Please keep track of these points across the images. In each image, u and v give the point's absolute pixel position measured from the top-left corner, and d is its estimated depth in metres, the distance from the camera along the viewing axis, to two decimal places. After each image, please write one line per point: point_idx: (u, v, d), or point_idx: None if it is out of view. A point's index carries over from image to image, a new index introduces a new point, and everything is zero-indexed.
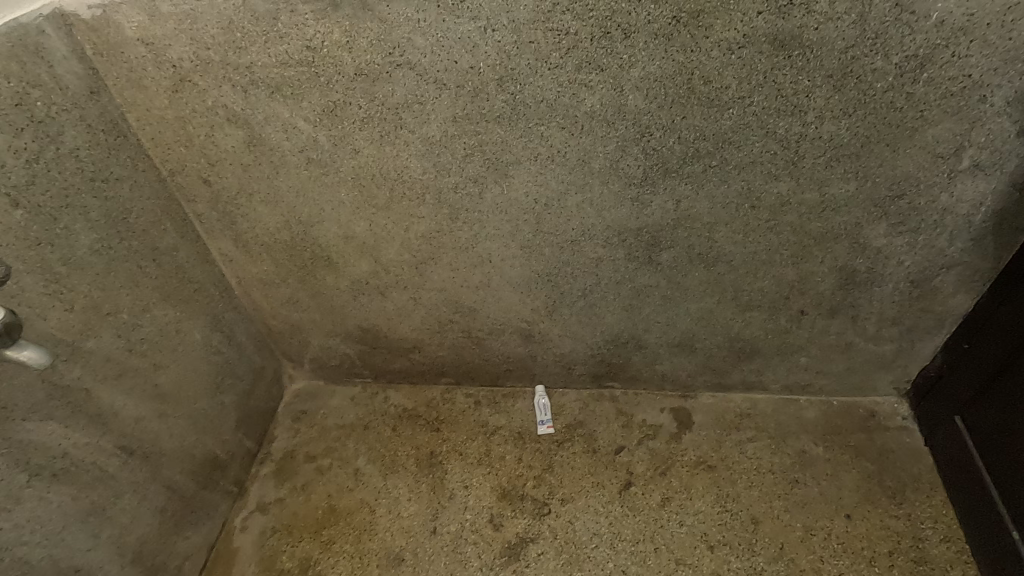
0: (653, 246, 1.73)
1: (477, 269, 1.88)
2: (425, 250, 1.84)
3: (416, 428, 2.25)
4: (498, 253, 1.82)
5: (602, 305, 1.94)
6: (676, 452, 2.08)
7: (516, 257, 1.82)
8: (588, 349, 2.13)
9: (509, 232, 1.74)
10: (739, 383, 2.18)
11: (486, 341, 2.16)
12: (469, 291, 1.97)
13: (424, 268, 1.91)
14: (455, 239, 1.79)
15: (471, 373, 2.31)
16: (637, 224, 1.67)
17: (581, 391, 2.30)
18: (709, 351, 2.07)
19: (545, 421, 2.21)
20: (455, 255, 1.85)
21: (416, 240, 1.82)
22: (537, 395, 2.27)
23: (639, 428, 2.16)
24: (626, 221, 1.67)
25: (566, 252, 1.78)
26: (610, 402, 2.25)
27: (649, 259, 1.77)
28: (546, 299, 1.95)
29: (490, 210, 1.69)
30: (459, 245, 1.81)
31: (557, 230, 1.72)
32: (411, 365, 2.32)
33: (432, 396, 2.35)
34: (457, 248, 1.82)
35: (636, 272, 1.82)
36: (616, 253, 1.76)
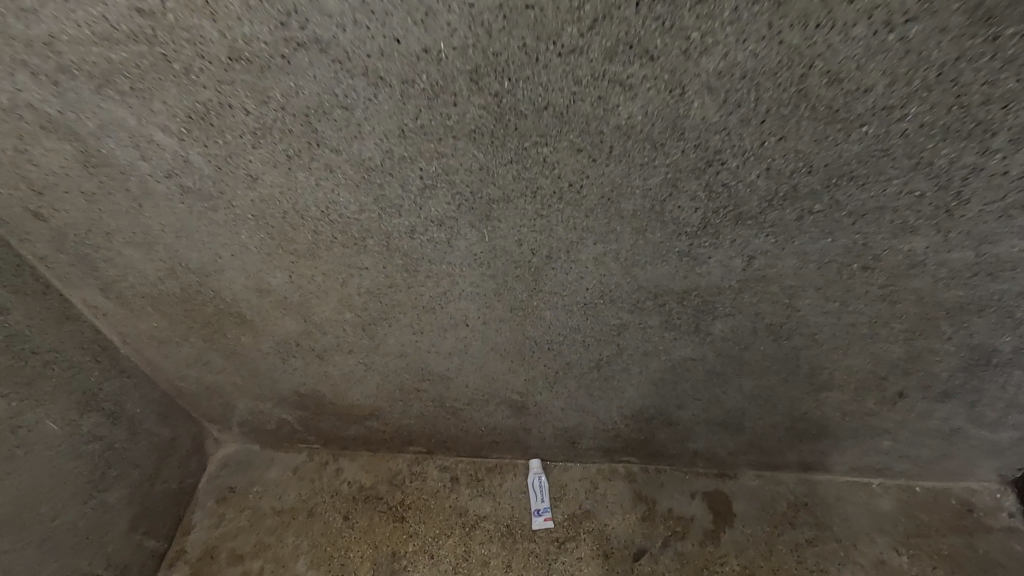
0: (701, 313, 1.19)
1: (449, 333, 1.34)
2: (374, 309, 1.29)
3: (375, 517, 1.74)
4: (477, 315, 1.27)
5: (620, 378, 1.41)
6: (714, 560, 1.58)
7: (503, 321, 1.27)
8: (600, 424, 1.61)
9: (493, 290, 1.19)
10: (793, 465, 1.68)
11: (464, 412, 1.63)
12: (439, 358, 1.43)
13: (374, 329, 1.36)
14: (413, 295, 1.24)
15: (447, 443, 1.79)
16: (682, 286, 1.13)
17: (587, 466, 1.80)
18: (760, 431, 1.56)
19: (542, 510, 1.71)
20: (417, 317, 1.30)
21: (359, 297, 1.27)
22: (532, 476, 1.77)
23: (662, 524, 1.66)
24: (666, 282, 1.12)
25: (575, 317, 1.24)
26: (624, 483, 1.76)
27: (693, 330, 1.23)
28: (543, 369, 1.42)
29: (465, 262, 1.14)
30: (421, 304, 1.26)
31: (563, 289, 1.17)
32: (369, 432, 1.79)
33: (396, 470, 1.85)
34: (419, 308, 1.27)
35: (674, 344, 1.28)
36: (647, 318, 1.22)
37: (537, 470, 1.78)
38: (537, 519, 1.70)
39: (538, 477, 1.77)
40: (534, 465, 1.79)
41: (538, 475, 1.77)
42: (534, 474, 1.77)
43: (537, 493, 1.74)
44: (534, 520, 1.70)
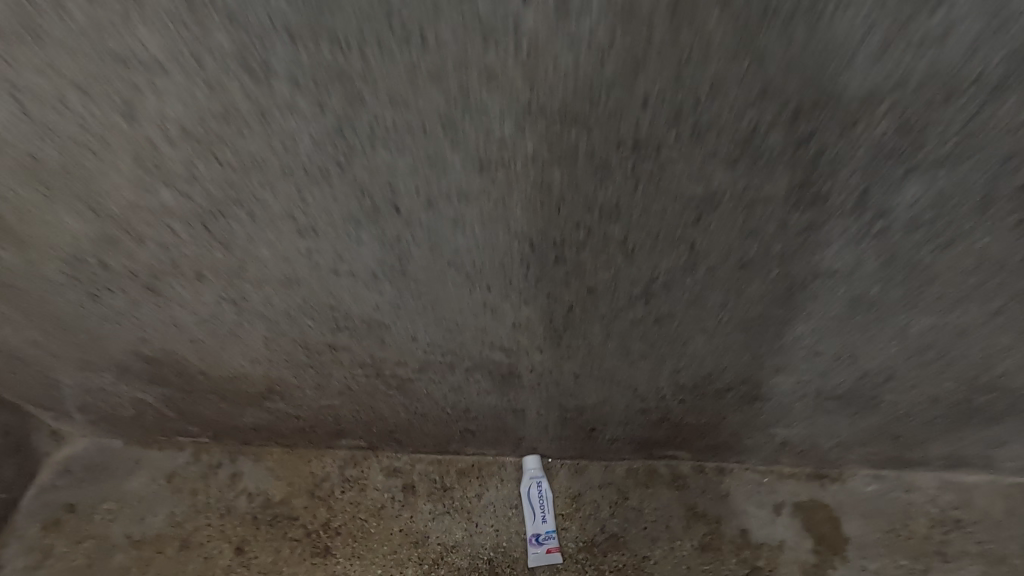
0: (883, 162, 0.56)
1: (368, 231, 0.71)
2: (218, 181, 0.66)
3: (283, 549, 1.13)
4: (417, 185, 0.64)
5: (684, 317, 0.79)
6: None
7: (469, 199, 0.65)
8: (637, 401, 0.99)
9: (444, 116, 0.56)
10: (940, 463, 1.06)
11: (416, 385, 1.00)
12: (359, 286, 0.79)
13: (226, 229, 0.72)
14: (279, 141, 0.60)
15: (395, 433, 1.17)
16: (867, 81, 0.49)
17: (612, 466, 1.17)
18: (906, 411, 0.94)
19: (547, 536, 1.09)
20: (300, 196, 0.66)
21: (172, 148, 0.62)
22: (529, 483, 1.15)
23: (732, 557, 1.05)
24: (832, 75, 0.49)
25: (614, 182, 0.61)
26: (670, 490, 1.13)
27: (851, 207, 0.61)
28: (545, 302, 0.78)
29: (375, 39, 0.49)
30: (302, 165, 0.63)
31: (593, 107, 0.54)
32: (275, 419, 1.16)
33: (322, 475, 1.22)
34: (301, 175, 0.64)
35: (802, 243, 0.65)
36: (762, 180, 0.59)
37: (537, 473, 1.16)
38: (537, 550, 1.08)
39: (538, 484, 1.15)
40: (532, 466, 1.16)
41: (538, 482, 1.15)
42: (532, 479, 1.15)
43: (538, 509, 1.12)
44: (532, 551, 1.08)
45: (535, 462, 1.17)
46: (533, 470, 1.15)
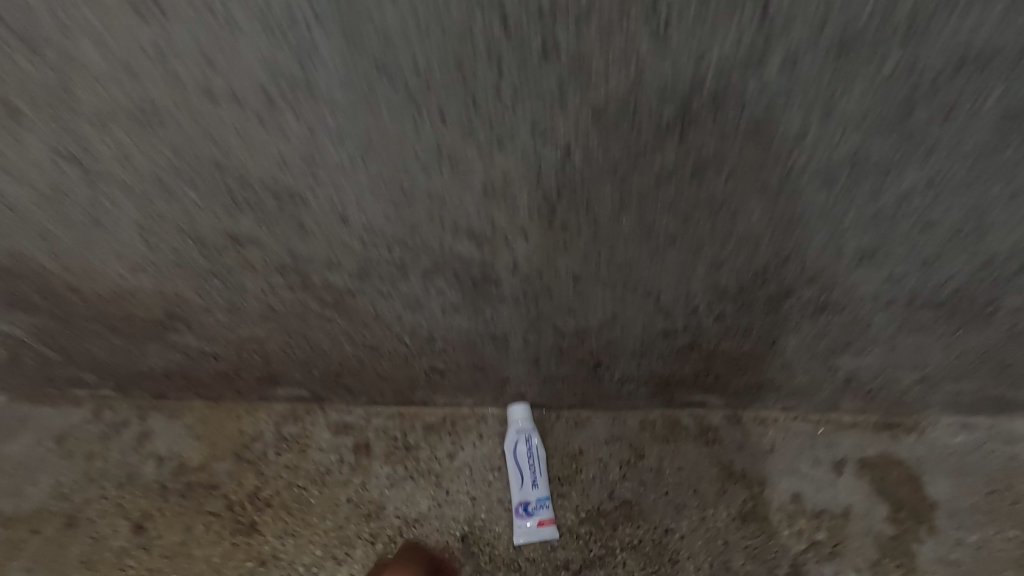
0: None
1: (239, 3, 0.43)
2: None
3: (196, 526, 0.87)
4: None
5: (737, 165, 0.52)
6: None
7: None
8: (657, 319, 0.73)
9: None
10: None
11: (358, 301, 0.74)
12: (247, 125, 0.53)
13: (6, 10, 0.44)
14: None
15: (344, 377, 0.91)
16: None
17: (622, 416, 0.91)
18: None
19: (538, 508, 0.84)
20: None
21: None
22: (515, 440, 0.88)
23: (782, 529, 0.80)
24: None
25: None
26: (698, 446, 0.87)
27: None
28: (529, 143, 0.52)
29: None
30: None
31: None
32: (189, 360, 0.90)
33: (253, 434, 0.96)
34: None
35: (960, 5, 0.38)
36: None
37: (526, 428, 0.89)
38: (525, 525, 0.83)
39: (527, 441, 0.88)
40: (520, 418, 0.89)
41: (528, 439, 0.88)
42: (520, 436, 0.88)
43: (527, 472, 0.86)
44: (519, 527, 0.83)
45: (524, 413, 0.90)
46: (521, 424, 0.88)
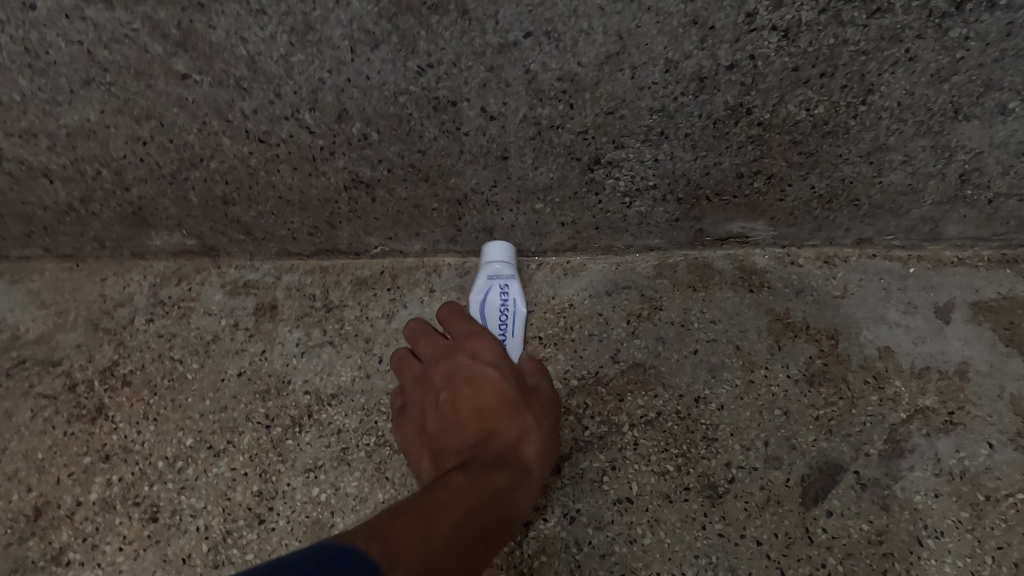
0: None
1: None
2: None
3: (20, 413, 0.60)
4: None
5: None
6: None
7: None
8: (690, 49, 0.46)
9: None
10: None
11: (218, 26, 0.46)
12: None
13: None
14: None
15: (235, 207, 0.63)
16: None
17: (629, 260, 0.64)
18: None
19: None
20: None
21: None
22: (485, 288, 0.61)
23: (869, 395, 0.54)
24: None
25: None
26: (739, 293, 0.61)
27: None
28: None
29: None
30: None
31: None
32: (11, 182, 0.62)
33: (119, 298, 0.68)
34: None
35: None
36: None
37: (503, 274, 0.61)
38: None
39: (502, 291, 0.61)
40: (497, 260, 0.62)
41: (502, 289, 0.61)
42: (492, 283, 0.61)
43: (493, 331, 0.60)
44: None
45: (506, 254, 0.62)
46: (496, 264, 0.60)
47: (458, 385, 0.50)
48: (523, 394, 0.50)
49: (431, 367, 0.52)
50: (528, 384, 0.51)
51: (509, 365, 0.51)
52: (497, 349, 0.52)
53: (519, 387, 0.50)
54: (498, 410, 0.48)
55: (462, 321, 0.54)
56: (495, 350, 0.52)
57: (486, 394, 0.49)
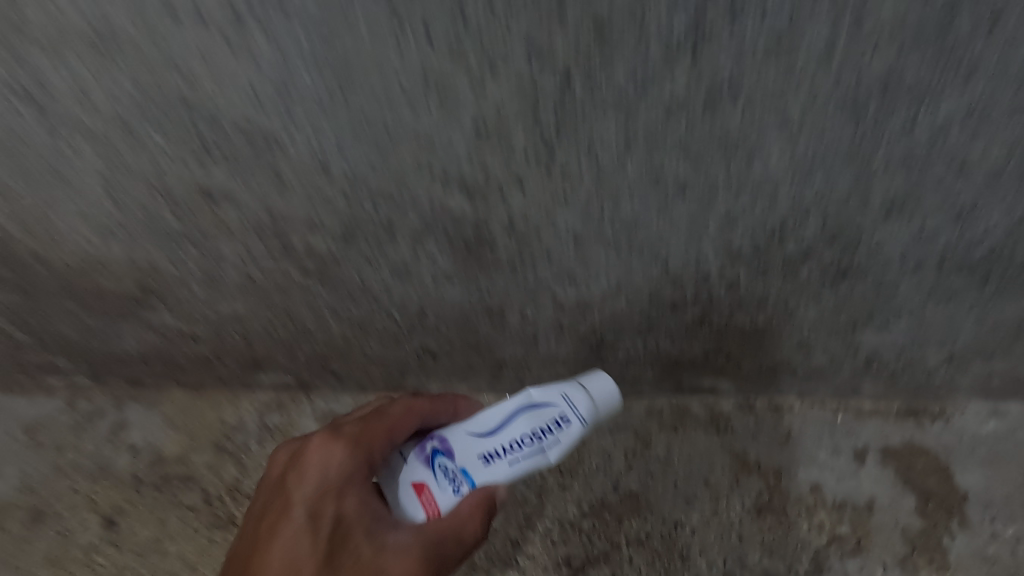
0: None
1: None
2: None
3: (171, 520, 0.83)
4: None
5: (758, 86, 0.46)
6: None
7: None
8: (666, 288, 0.67)
9: None
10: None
11: (343, 269, 0.68)
12: (216, 43, 0.47)
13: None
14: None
15: (330, 362, 0.84)
16: None
17: (627, 403, 0.84)
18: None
19: (459, 481, 0.53)
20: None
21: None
22: (551, 400, 0.55)
23: (801, 523, 0.74)
24: None
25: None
26: (710, 435, 0.81)
27: None
28: (527, 69, 0.47)
29: None
30: None
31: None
32: (164, 341, 0.84)
33: (234, 424, 0.89)
34: None
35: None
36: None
37: (572, 412, 0.55)
38: (403, 487, 0.54)
39: (558, 421, 0.55)
40: (587, 393, 0.57)
41: (561, 419, 0.55)
42: (560, 404, 0.55)
43: (501, 441, 0.54)
44: (397, 466, 0.55)
45: (605, 392, 0.58)
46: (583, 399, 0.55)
47: (279, 514, 0.54)
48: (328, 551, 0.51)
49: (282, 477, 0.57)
50: (341, 545, 0.51)
51: (329, 508, 0.53)
52: (334, 482, 0.53)
53: (330, 542, 0.51)
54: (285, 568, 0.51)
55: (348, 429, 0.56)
56: (328, 477, 0.54)
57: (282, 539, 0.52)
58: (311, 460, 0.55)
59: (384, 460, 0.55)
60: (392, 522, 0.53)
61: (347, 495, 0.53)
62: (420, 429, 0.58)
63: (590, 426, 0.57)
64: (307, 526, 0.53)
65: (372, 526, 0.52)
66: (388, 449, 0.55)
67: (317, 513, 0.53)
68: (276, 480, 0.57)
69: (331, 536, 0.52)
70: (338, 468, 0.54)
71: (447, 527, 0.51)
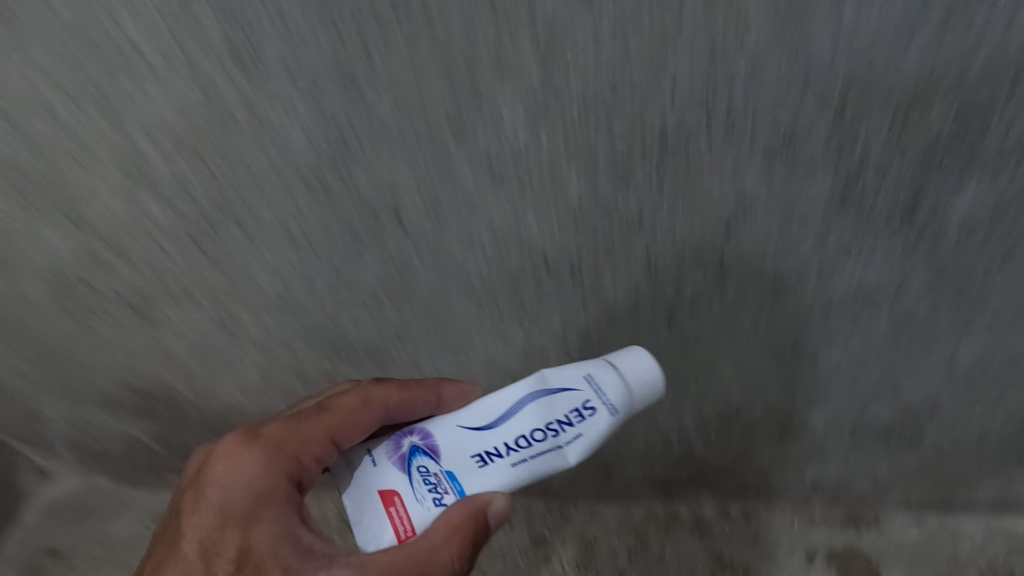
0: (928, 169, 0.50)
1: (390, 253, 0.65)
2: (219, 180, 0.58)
3: None
4: (445, 203, 0.58)
5: (709, 341, 0.71)
6: None
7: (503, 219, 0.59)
8: (657, 439, 0.92)
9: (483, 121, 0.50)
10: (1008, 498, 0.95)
11: None
12: (336, 256, 0.65)
13: (166, 175, 0.59)
14: (230, 24, 0.46)
15: None
16: (917, 54, 0.43)
17: (629, 508, 1.09)
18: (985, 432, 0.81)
19: (444, 487, 0.54)
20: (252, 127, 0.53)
21: (78, 42, 0.48)
22: (575, 386, 0.54)
23: None
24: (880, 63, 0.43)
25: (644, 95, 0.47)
26: (694, 538, 1.05)
27: (879, 227, 0.55)
28: (560, 332, 0.73)
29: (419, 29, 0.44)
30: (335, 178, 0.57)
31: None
32: None
33: None
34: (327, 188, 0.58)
35: (887, 185, 0.51)
36: (843, 59, 0.43)
37: (602, 397, 0.53)
38: (371, 496, 0.56)
39: (582, 407, 0.53)
40: (622, 372, 0.54)
41: (585, 406, 0.53)
42: (584, 389, 0.53)
43: (504, 439, 0.54)
44: (365, 474, 0.57)
45: (641, 370, 0.54)
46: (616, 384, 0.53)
47: (196, 512, 0.57)
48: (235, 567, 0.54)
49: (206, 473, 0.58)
50: None
51: (239, 520, 0.55)
52: (245, 497, 0.55)
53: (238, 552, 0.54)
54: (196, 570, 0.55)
55: (276, 430, 0.57)
56: (238, 491, 0.55)
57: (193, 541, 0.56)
58: (222, 470, 0.57)
59: (307, 475, 0.57)
60: (325, 554, 0.54)
61: (264, 521, 0.54)
62: (386, 424, 0.59)
63: (624, 415, 0.54)
64: (215, 556, 0.55)
65: (295, 557, 0.53)
66: (330, 453, 0.57)
67: (224, 544, 0.54)
68: (195, 476, 0.59)
69: (234, 567, 0.53)
70: (251, 479, 0.55)
71: (418, 554, 0.51)
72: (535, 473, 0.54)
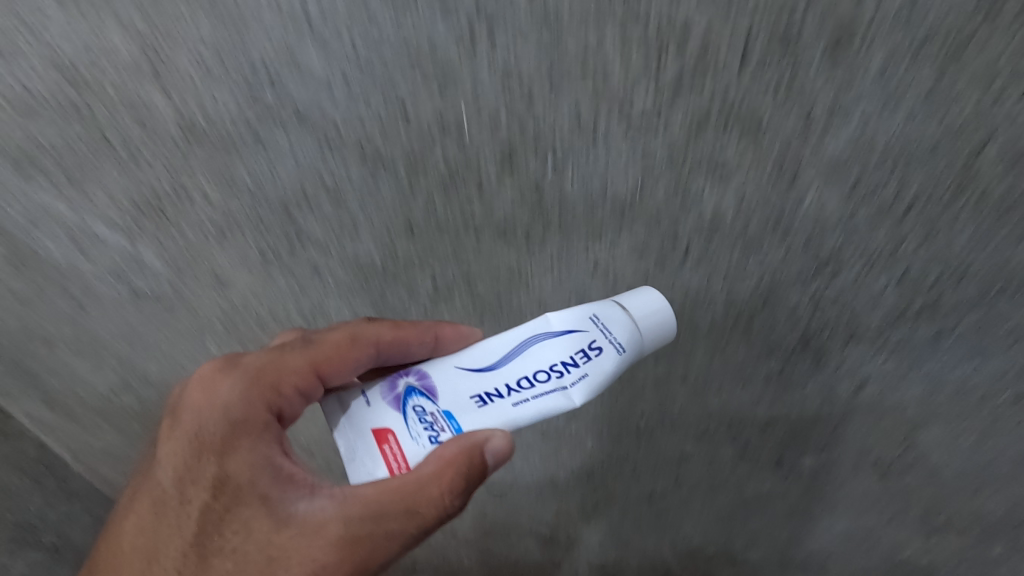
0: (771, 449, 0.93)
1: None
2: None
3: None
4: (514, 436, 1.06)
5: (671, 510, 1.14)
6: None
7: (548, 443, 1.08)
8: (647, 562, 1.33)
9: None
10: None
11: (487, 537, 1.40)
12: (395, 286, 0.77)
13: None
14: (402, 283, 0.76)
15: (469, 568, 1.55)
16: (750, 410, 0.87)
17: None
18: (986, 509, 0.89)
19: (440, 425, 0.64)
20: (384, 271, 0.75)
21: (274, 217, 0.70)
22: (582, 322, 0.62)
23: None
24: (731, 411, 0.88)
25: (694, 160, 0.57)
26: None
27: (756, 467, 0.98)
28: (578, 496, 1.18)
29: None
30: None
31: (703, 6, 0.46)
32: None
33: None
34: None
35: (849, 332, 0.70)
36: (740, 360, 0.79)
37: (605, 327, 0.62)
38: (366, 434, 0.66)
39: (584, 341, 0.62)
40: (629, 311, 0.62)
41: (592, 346, 0.62)
42: (592, 329, 0.62)
43: (506, 379, 0.64)
44: (360, 412, 0.67)
45: (651, 310, 0.63)
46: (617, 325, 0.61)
47: (181, 440, 0.70)
48: (219, 484, 0.67)
49: (192, 404, 0.71)
50: (232, 494, 0.67)
51: (220, 442, 0.68)
52: (228, 411, 0.69)
53: (221, 469, 0.67)
54: (182, 504, 0.69)
55: (267, 361, 0.71)
56: (216, 416, 0.68)
57: (177, 463, 0.69)
58: (198, 396, 0.71)
59: (284, 405, 0.71)
60: (306, 485, 0.67)
61: (241, 448, 0.68)
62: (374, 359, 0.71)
63: (632, 353, 0.62)
64: (190, 483, 0.68)
65: (277, 483, 0.67)
66: (317, 388, 0.70)
67: (202, 468, 0.68)
68: (178, 407, 0.72)
69: (217, 488, 0.67)
70: (234, 403, 0.69)
71: (408, 484, 0.62)
72: (542, 412, 0.63)
